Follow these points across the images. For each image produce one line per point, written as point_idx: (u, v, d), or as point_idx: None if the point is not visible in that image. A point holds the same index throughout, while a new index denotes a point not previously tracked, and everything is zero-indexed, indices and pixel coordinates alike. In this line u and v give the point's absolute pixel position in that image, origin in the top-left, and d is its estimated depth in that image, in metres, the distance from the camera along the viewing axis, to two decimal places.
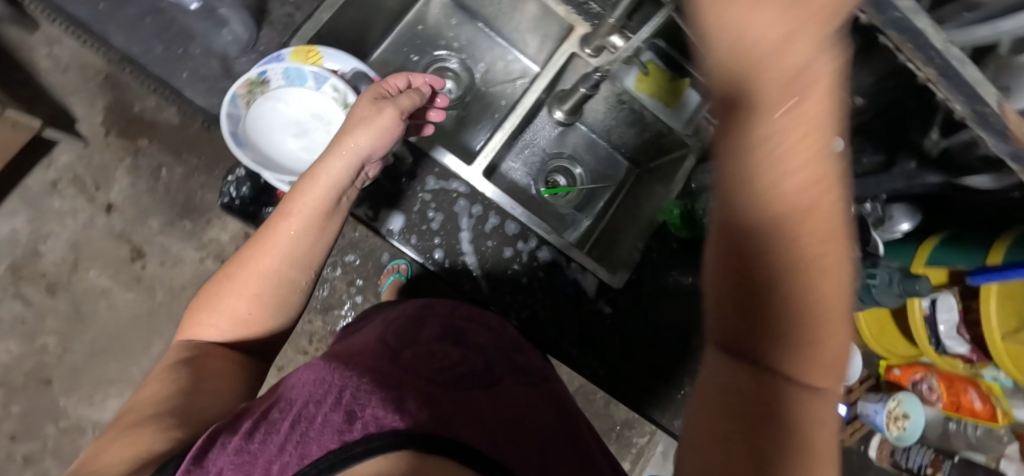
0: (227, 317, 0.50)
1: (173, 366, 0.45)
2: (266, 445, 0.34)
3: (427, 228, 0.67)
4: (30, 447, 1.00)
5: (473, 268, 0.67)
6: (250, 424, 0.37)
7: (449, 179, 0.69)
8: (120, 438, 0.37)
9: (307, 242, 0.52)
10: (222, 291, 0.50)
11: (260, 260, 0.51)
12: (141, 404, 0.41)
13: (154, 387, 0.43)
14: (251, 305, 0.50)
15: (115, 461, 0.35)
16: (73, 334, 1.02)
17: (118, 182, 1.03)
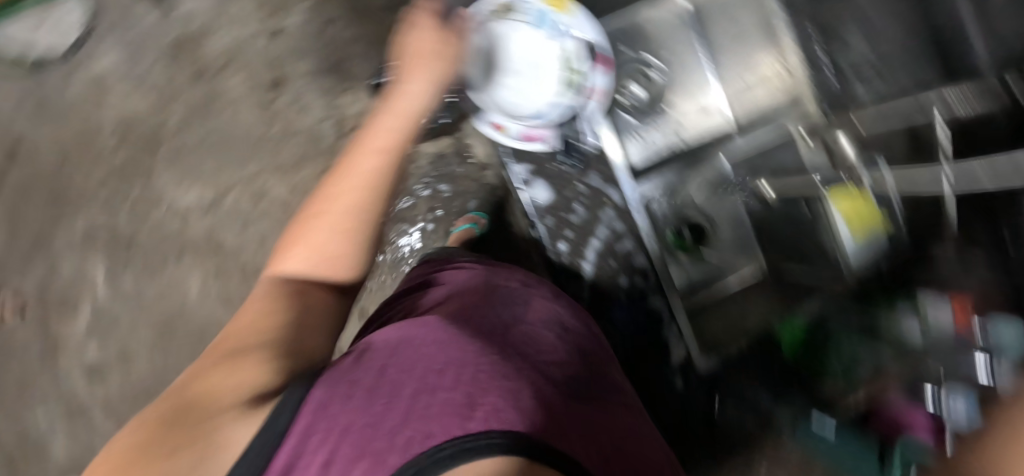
0: (304, 252, 0.48)
1: (263, 303, 0.45)
2: (386, 416, 0.30)
3: (568, 217, 0.86)
4: (111, 194, 1.06)
5: (587, 270, 0.86)
6: (359, 379, 0.33)
7: (609, 189, 0.83)
8: (216, 372, 0.36)
9: (380, 178, 0.48)
10: (298, 228, 0.48)
11: (333, 190, 0.48)
12: (245, 334, 0.41)
13: (251, 319, 0.43)
14: (321, 239, 0.47)
15: (218, 392, 0.34)
16: (193, 122, 1.08)
17: (294, 14, 1.06)
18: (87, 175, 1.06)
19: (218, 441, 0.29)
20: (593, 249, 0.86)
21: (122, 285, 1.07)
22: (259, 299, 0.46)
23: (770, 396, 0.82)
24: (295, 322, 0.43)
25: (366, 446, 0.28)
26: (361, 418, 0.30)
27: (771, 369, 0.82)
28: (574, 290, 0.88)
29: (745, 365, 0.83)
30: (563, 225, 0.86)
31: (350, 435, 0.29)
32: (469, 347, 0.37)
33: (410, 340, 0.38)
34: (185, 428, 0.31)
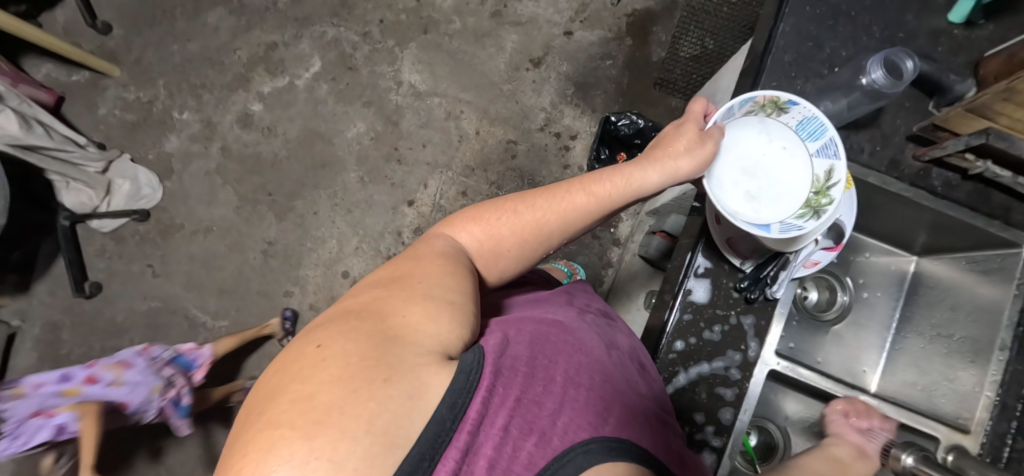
0: (492, 235, 0.50)
1: (442, 257, 0.45)
2: (543, 398, 0.38)
3: (702, 329, 0.64)
4: (373, 32, 1.22)
5: (673, 383, 0.62)
6: (517, 357, 0.39)
7: (756, 336, 0.63)
8: (398, 304, 0.39)
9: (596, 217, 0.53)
10: (497, 215, 0.50)
11: (546, 204, 0.51)
12: (426, 278, 0.42)
13: (428, 266, 0.43)
14: (516, 233, 0.50)
15: (412, 331, 0.37)
16: (464, 36, 1.23)
17: (590, 34, 1.24)
18: (370, 9, 1.23)
19: (423, 389, 0.34)
20: (697, 371, 0.62)
21: (317, 88, 1.21)
22: (436, 249, 0.46)
23: None
24: (462, 280, 0.44)
25: (532, 422, 0.36)
26: (527, 395, 0.37)
27: None
28: None
29: None
30: (692, 330, 0.64)
31: (519, 409, 0.36)
32: (586, 359, 0.45)
33: (534, 333, 0.44)
34: (396, 361, 0.35)
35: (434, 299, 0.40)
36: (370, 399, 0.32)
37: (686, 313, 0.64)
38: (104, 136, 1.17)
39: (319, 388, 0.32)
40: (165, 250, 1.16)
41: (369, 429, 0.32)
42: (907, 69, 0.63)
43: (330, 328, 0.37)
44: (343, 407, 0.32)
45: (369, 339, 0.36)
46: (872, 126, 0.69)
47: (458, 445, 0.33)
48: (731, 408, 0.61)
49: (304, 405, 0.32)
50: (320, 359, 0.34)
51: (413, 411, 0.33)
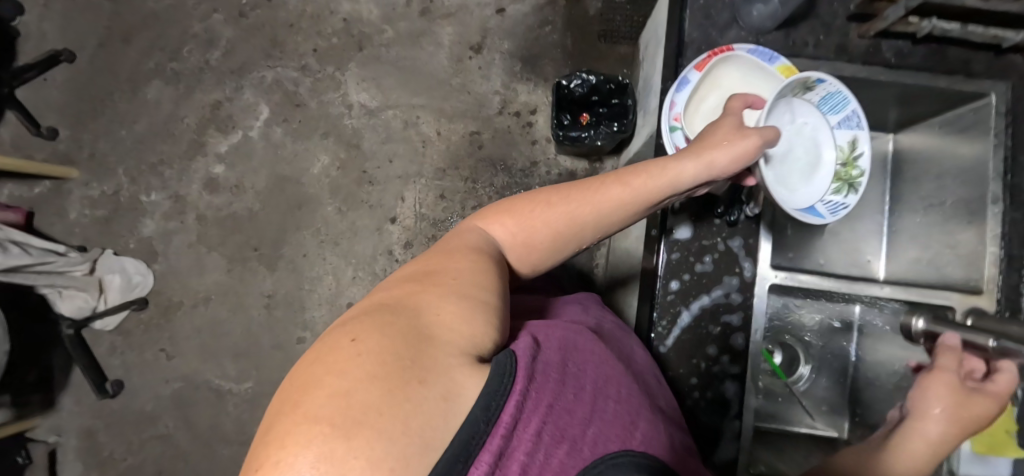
0: (526, 228, 0.49)
1: (474, 258, 0.44)
2: (573, 407, 0.36)
3: (692, 264, 0.63)
4: (311, 63, 1.21)
5: (678, 323, 0.62)
6: (549, 362, 0.38)
7: (747, 256, 0.64)
8: (437, 311, 0.38)
9: (626, 209, 0.50)
10: (530, 207, 0.49)
11: (586, 194, 0.49)
12: (462, 287, 0.40)
13: (463, 271, 0.42)
14: (550, 226, 0.49)
15: (449, 339, 0.36)
16: (400, 42, 1.22)
17: (523, 4, 1.22)
18: (301, 41, 1.22)
19: (457, 392, 0.33)
20: (699, 306, 0.62)
21: (271, 133, 1.20)
22: (471, 248, 0.45)
23: None
24: (495, 295, 0.42)
25: (563, 430, 0.34)
26: (559, 401, 0.35)
27: None
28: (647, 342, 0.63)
29: None
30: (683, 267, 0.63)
31: (552, 415, 0.34)
32: (610, 369, 0.44)
33: (565, 339, 0.43)
34: (432, 364, 0.33)
35: (472, 310, 0.39)
36: (401, 402, 0.31)
37: (674, 252, 0.63)
38: (82, 237, 1.17)
39: (353, 381, 0.31)
40: (172, 329, 1.17)
41: (403, 431, 0.30)
42: None
43: (364, 320, 0.35)
44: (379, 405, 0.30)
45: (406, 338, 0.34)
46: (811, 16, 0.68)
47: (496, 447, 0.31)
48: (742, 333, 0.62)
49: (341, 392, 0.30)
50: (359, 349, 0.33)
51: (448, 416, 0.32)
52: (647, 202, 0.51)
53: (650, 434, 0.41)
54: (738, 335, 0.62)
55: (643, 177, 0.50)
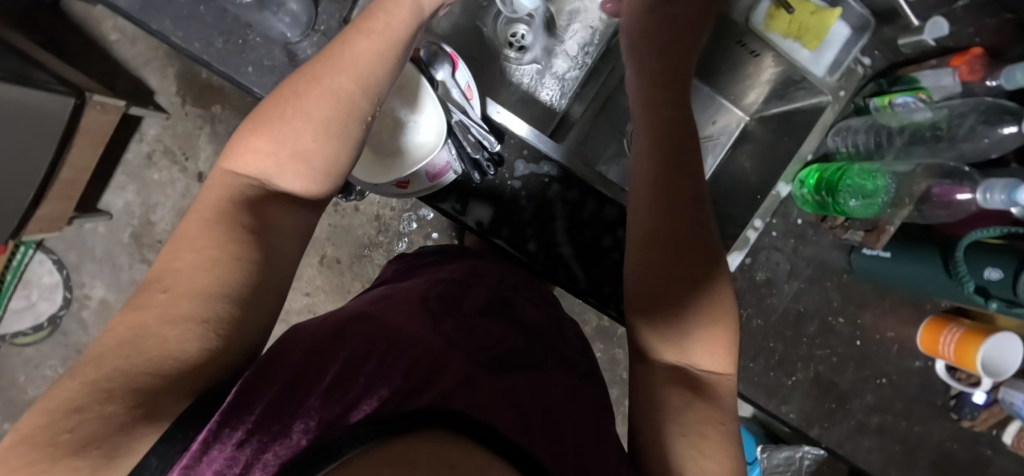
0: (276, 153, 0.37)
1: (221, 225, 0.34)
2: (305, 397, 0.31)
3: (519, 219, 0.61)
4: None
5: (569, 257, 0.62)
6: (291, 354, 0.33)
7: (541, 162, 0.61)
8: (173, 324, 0.29)
9: (355, 82, 0.40)
10: (269, 120, 0.37)
11: (308, 101, 0.38)
12: (200, 276, 0.31)
13: (210, 247, 0.32)
14: (314, 133, 0.37)
15: (173, 357, 0.28)
16: None
17: (202, 150, 1.04)
18: None
19: (132, 443, 0.26)
20: (563, 233, 0.62)
21: None
22: (216, 209, 0.35)
23: (814, 251, 0.65)
24: (280, 293, 0.36)
25: (272, 426, 0.29)
26: (276, 397, 0.30)
27: (803, 232, 0.65)
28: (568, 282, 0.63)
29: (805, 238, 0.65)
30: (516, 233, 0.61)
31: (262, 420, 0.29)
32: (395, 320, 0.38)
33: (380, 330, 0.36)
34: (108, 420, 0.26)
35: (208, 317, 0.30)
36: (104, 439, 0.25)
37: (502, 231, 0.61)
38: None
39: (81, 405, 0.25)
40: None
41: (89, 463, 0.24)
42: None
43: (114, 326, 0.29)
44: (88, 437, 0.25)
45: (150, 349, 0.28)
46: None
47: (264, 461, 0.28)
48: (608, 205, 0.62)
49: (55, 426, 0.25)
50: (94, 360, 0.27)
51: (141, 441, 0.26)
52: (372, 89, 0.40)
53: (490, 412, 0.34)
54: (606, 207, 0.62)
55: (352, 54, 0.41)
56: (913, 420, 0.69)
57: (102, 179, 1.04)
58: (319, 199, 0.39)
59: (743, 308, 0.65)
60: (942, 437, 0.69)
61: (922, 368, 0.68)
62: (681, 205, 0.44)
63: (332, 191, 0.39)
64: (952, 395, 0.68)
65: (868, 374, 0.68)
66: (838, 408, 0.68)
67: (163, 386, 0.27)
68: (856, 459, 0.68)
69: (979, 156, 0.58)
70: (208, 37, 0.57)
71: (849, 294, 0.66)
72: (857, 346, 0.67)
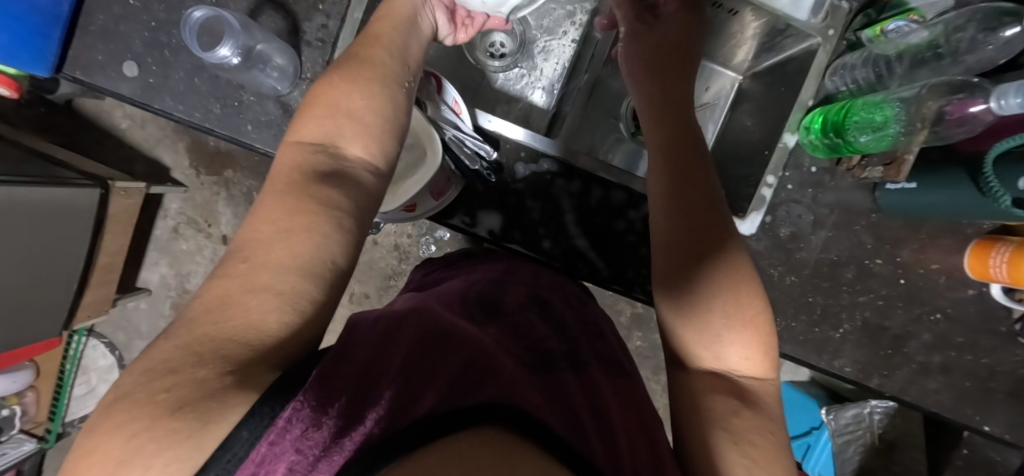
0: (335, 128, 0.41)
1: (293, 195, 0.36)
2: (377, 389, 0.30)
3: (529, 220, 0.62)
4: None
5: (585, 249, 0.62)
6: (359, 341, 0.32)
7: (539, 160, 0.61)
8: (246, 303, 0.31)
9: (384, 76, 0.46)
10: (321, 106, 0.42)
11: (352, 94, 0.43)
12: (276, 249, 0.34)
13: (283, 215, 0.35)
14: (363, 107, 0.43)
15: (265, 322, 0.31)
16: None
17: (222, 214, 1.08)
18: None
19: (223, 407, 0.26)
20: (575, 225, 0.62)
21: None
22: (287, 181, 0.38)
23: (834, 196, 0.64)
24: None
25: (349, 416, 0.28)
26: (348, 386, 0.29)
27: (820, 180, 0.64)
28: (589, 275, 0.62)
29: (823, 184, 0.63)
30: (529, 234, 0.62)
31: (338, 408, 0.28)
32: (448, 323, 0.38)
33: (435, 328, 0.36)
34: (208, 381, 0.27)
35: (285, 289, 0.32)
36: (201, 402, 0.26)
37: (516, 234, 0.62)
38: None
39: (177, 367, 0.28)
40: None
41: (187, 425, 0.25)
42: (197, 17, 0.54)
43: (205, 297, 0.32)
44: (183, 398, 0.26)
45: (235, 317, 0.31)
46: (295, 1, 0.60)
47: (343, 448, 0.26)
48: (615, 191, 0.62)
49: (155, 388, 0.27)
50: (188, 326, 0.30)
51: (234, 410, 0.26)
52: (399, 77, 0.47)
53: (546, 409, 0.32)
54: (613, 192, 0.62)
55: (378, 52, 0.48)
56: (979, 352, 0.65)
57: (137, 259, 1.09)
58: (380, 164, 0.42)
59: (772, 268, 0.63)
60: (1012, 363, 0.65)
61: (977, 296, 0.65)
62: (693, 180, 0.45)
63: (388, 164, 0.43)
64: (1015, 319, 0.64)
65: (918, 311, 0.65)
66: (894, 353, 0.65)
67: (251, 356, 0.29)
68: (925, 403, 0.65)
69: (986, 62, 0.56)
70: (206, 104, 0.59)
71: (881, 233, 0.64)
72: (902, 286, 0.64)
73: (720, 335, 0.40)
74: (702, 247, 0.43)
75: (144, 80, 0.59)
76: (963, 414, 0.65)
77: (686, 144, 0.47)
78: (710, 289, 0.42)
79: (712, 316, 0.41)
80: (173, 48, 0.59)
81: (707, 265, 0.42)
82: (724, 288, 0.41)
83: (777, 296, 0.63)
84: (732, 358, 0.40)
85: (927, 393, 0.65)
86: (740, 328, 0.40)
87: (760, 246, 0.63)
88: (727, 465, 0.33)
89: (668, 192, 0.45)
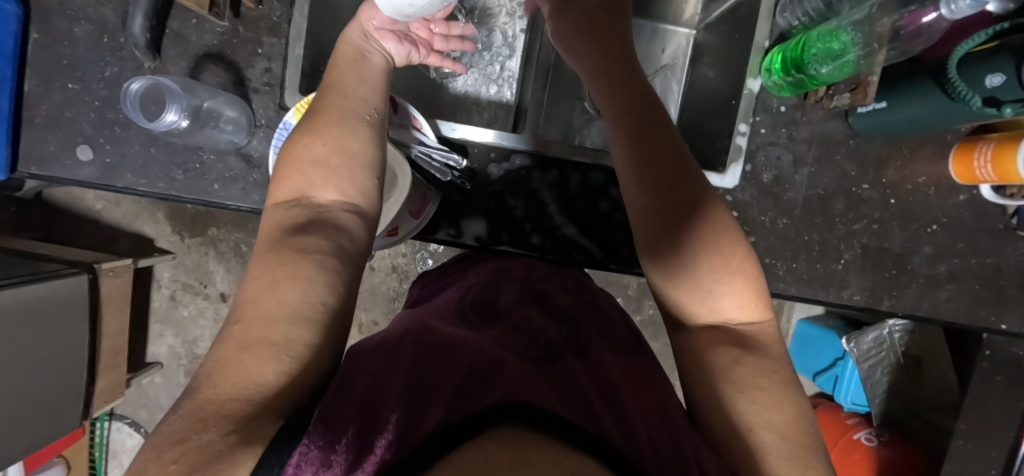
0: (308, 179, 0.41)
1: (274, 250, 0.37)
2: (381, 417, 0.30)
3: (513, 219, 0.61)
4: None
5: (575, 235, 0.61)
6: (357, 375, 0.33)
7: (510, 157, 0.61)
8: (241, 362, 0.31)
9: (342, 114, 0.45)
10: (291, 158, 0.42)
11: (317, 138, 0.43)
12: (266, 306, 0.34)
13: (265, 273, 0.35)
14: (328, 149, 0.42)
15: (264, 377, 0.31)
16: None
17: (215, 273, 1.07)
18: None
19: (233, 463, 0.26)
20: (560, 215, 0.61)
21: None
22: (270, 240, 0.38)
23: (809, 130, 0.63)
24: None
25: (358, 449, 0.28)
26: (352, 419, 0.30)
27: (792, 118, 0.63)
28: (583, 260, 0.62)
29: (796, 121, 0.63)
30: (516, 233, 0.61)
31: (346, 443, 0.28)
32: (444, 334, 0.38)
33: (432, 344, 0.36)
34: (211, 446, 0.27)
35: (279, 339, 0.32)
36: (208, 465, 0.26)
37: (503, 236, 0.61)
38: None
39: (184, 436, 0.28)
40: None
41: None
42: (133, 89, 0.54)
43: (207, 362, 0.32)
44: (190, 465, 0.26)
45: (233, 376, 0.30)
46: (234, 52, 0.59)
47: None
48: (592, 172, 0.61)
49: (164, 460, 0.27)
50: (190, 395, 0.30)
51: (246, 462, 0.26)
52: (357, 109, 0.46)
53: (552, 400, 0.31)
54: (590, 173, 0.61)
55: (333, 92, 0.47)
56: (982, 254, 0.65)
57: (141, 335, 1.09)
58: (357, 201, 0.42)
59: (762, 214, 0.63)
60: (1016, 257, 0.65)
61: (970, 200, 0.65)
62: (657, 139, 0.44)
63: (365, 198, 0.42)
64: (1011, 214, 0.64)
65: (915, 227, 0.64)
66: (899, 272, 0.64)
67: (252, 411, 0.29)
68: (940, 315, 0.65)
69: None
70: (169, 172, 0.58)
71: (863, 158, 0.64)
72: (893, 205, 0.64)
73: (711, 287, 0.40)
74: (677, 212, 0.42)
75: (102, 161, 0.58)
76: (978, 318, 0.65)
77: (642, 108, 0.45)
78: (691, 243, 0.41)
79: (698, 268, 0.40)
80: (123, 124, 0.58)
81: (684, 231, 0.41)
82: (707, 248, 0.41)
83: (772, 241, 0.63)
84: (727, 308, 0.40)
85: (940, 304, 0.65)
86: (729, 283, 0.40)
87: (746, 196, 0.63)
88: (739, 418, 0.34)
89: (632, 156, 0.44)
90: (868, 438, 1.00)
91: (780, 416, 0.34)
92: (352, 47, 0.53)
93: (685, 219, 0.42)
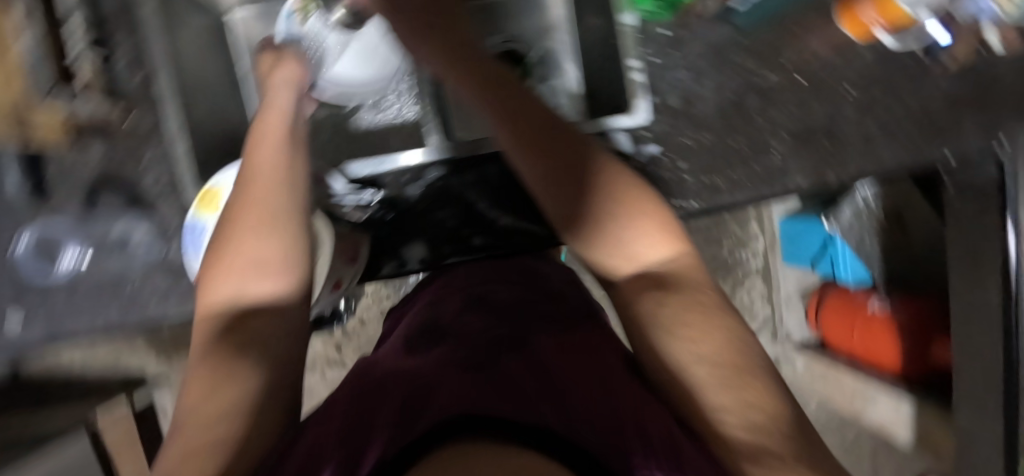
0: (235, 274, 0.44)
1: (214, 355, 0.41)
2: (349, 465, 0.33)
3: (449, 230, 0.59)
4: None
5: (515, 224, 0.60)
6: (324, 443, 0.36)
7: (423, 171, 0.58)
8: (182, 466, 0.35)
9: (264, 192, 0.45)
10: (221, 250, 0.44)
11: (242, 229, 0.44)
12: (205, 408, 0.38)
13: (203, 379, 0.40)
14: (256, 237, 0.44)
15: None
16: None
17: None
18: None
19: None
20: (493, 209, 0.59)
21: None
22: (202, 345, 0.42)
23: (699, 42, 0.63)
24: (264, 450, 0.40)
25: None
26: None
27: (678, 37, 0.63)
28: (531, 244, 0.61)
29: (682, 39, 0.63)
30: (458, 242, 0.60)
31: None
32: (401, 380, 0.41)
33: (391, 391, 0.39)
34: None
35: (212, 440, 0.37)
36: None
37: (446, 248, 0.60)
38: None
39: None
40: None
41: None
42: (21, 240, 0.55)
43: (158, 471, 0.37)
44: None
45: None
46: (116, 173, 0.56)
47: None
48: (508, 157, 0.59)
49: None
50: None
51: None
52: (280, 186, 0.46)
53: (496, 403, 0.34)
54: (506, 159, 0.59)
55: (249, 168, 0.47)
56: (904, 94, 0.65)
57: None
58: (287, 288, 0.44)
59: (686, 137, 0.63)
60: (937, 86, 0.65)
61: (874, 49, 0.65)
62: (541, 124, 0.45)
63: (291, 289, 0.45)
64: (916, 50, 0.65)
65: (832, 94, 0.65)
66: (833, 142, 0.65)
67: None
68: (886, 168, 0.66)
69: None
70: (104, 305, 0.55)
71: (758, 49, 0.64)
72: (803, 82, 0.64)
73: (628, 246, 0.43)
74: (579, 188, 0.44)
75: (34, 323, 0.55)
76: (923, 158, 0.65)
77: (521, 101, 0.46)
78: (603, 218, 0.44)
79: (612, 236, 0.43)
80: (32, 282, 0.55)
81: (591, 205, 0.44)
82: (617, 213, 0.43)
83: (704, 158, 0.63)
84: (648, 260, 0.43)
85: (883, 157, 0.65)
86: (644, 238, 0.43)
87: (663, 126, 0.62)
88: (677, 361, 0.37)
89: (521, 143, 0.44)
90: (880, 303, 1.07)
91: (715, 340, 0.37)
92: (259, 108, 0.53)
93: (591, 185, 0.45)
